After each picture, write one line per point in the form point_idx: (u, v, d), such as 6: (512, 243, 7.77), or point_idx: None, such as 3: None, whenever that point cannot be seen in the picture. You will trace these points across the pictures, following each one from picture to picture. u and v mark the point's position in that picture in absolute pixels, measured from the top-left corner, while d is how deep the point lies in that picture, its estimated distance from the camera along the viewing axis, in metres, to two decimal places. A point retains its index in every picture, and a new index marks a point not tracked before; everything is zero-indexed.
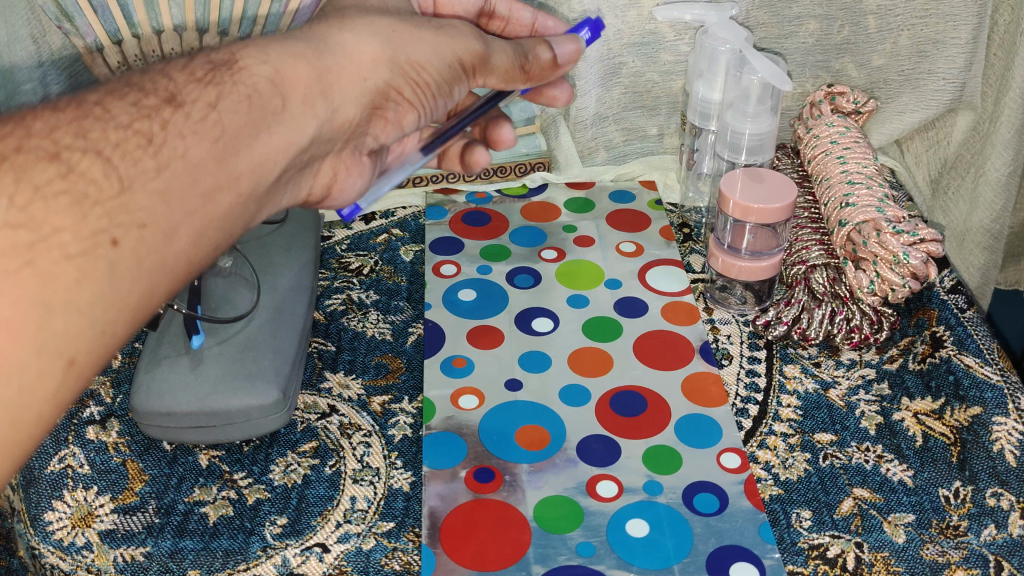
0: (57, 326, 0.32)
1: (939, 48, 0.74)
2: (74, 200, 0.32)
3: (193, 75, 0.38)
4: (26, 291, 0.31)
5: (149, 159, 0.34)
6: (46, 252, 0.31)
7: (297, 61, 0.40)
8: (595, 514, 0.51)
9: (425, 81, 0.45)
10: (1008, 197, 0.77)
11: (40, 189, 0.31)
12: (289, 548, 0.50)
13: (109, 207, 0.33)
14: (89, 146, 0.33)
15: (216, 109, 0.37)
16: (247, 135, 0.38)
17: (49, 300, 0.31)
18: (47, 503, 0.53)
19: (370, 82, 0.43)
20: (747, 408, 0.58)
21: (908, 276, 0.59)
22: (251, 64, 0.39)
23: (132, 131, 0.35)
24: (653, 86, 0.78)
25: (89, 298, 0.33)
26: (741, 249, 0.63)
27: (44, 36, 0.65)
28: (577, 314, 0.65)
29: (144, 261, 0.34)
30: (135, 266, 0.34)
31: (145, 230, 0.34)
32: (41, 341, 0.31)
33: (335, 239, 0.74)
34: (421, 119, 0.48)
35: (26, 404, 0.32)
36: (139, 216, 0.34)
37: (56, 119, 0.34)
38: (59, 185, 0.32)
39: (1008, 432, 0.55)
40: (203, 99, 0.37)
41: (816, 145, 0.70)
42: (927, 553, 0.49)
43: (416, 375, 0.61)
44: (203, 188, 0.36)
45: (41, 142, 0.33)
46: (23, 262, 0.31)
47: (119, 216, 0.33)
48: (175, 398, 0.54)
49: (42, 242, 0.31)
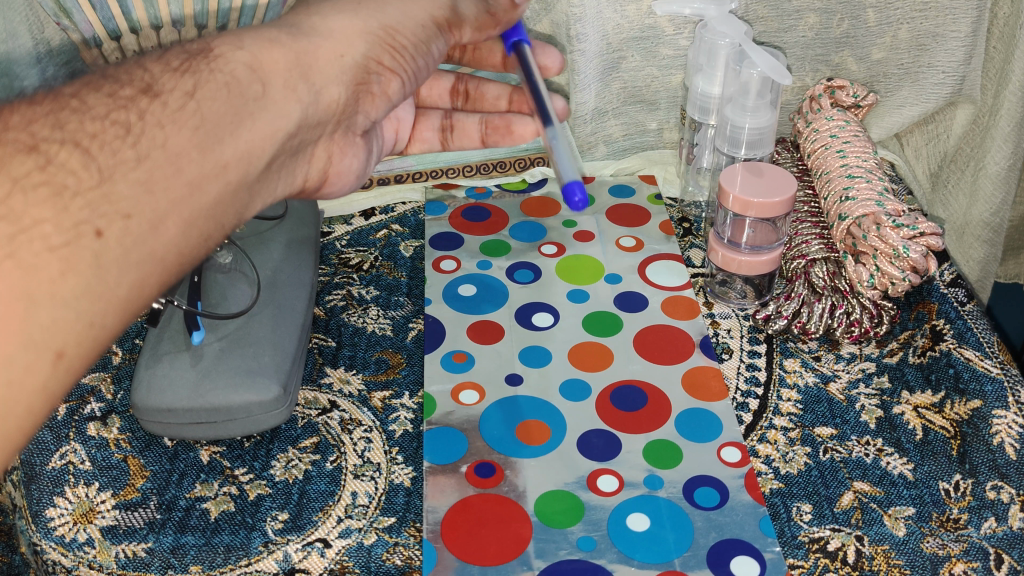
0: (43, 318, 0.31)
1: (939, 42, 0.74)
2: (55, 191, 0.31)
3: (169, 63, 0.38)
4: (11, 283, 0.30)
5: (129, 149, 0.34)
6: (28, 244, 0.30)
7: (272, 45, 0.40)
8: (595, 508, 0.51)
9: (401, 44, 0.44)
10: (1008, 190, 0.76)
11: (19, 180, 0.31)
12: (290, 543, 0.50)
13: (90, 197, 0.32)
14: (68, 137, 0.33)
15: (193, 97, 0.36)
16: (229, 122, 0.37)
17: (34, 291, 0.30)
18: (47, 500, 0.53)
19: (348, 58, 0.42)
20: (747, 402, 0.59)
21: (908, 270, 0.59)
22: (226, 51, 0.39)
23: (110, 121, 0.34)
24: (652, 81, 0.79)
25: (75, 289, 0.32)
26: (741, 244, 0.63)
27: (42, 30, 0.64)
28: (578, 308, 0.65)
29: (131, 252, 0.33)
30: (121, 259, 0.33)
31: (130, 221, 0.33)
32: (28, 333, 0.30)
33: (335, 235, 0.74)
34: (405, 85, 0.46)
35: (14, 400, 0.30)
36: (123, 206, 0.33)
37: (32, 112, 0.33)
38: (38, 177, 0.31)
39: (1008, 426, 0.55)
40: (180, 88, 0.36)
41: (816, 138, 0.70)
42: (927, 546, 0.49)
43: (416, 370, 0.61)
44: (189, 177, 0.35)
45: (19, 135, 0.32)
46: (5, 254, 0.30)
47: (102, 206, 0.32)
48: (175, 394, 0.54)
49: (24, 234, 0.30)
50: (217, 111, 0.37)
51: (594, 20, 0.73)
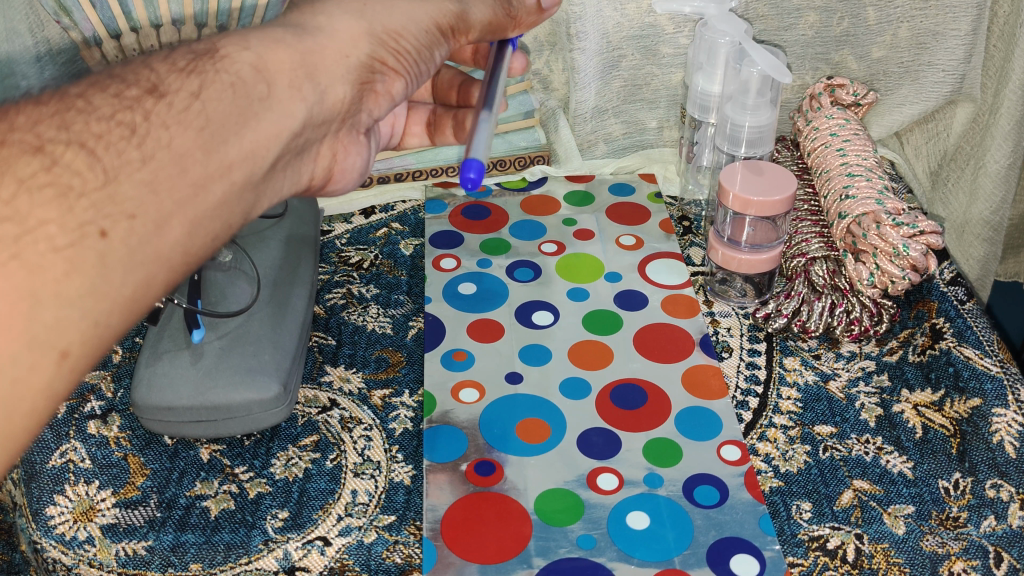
0: (47, 318, 0.29)
1: (939, 40, 0.74)
2: (60, 192, 0.30)
3: (175, 65, 0.36)
4: (12, 283, 0.28)
5: (133, 150, 0.32)
6: (33, 245, 0.29)
7: (277, 46, 0.38)
8: (595, 506, 0.51)
9: (405, 49, 0.43)
10: (1009, 188, 0.76)
11: (24, 182, 0.29)
12: (290, 541, 0.50)
13: (95, 199, 0.31)
14: (74, 138, 0.31)
15: (199, 97, 0.35)
16: (234, 123, 0.35)
17: (38, 291, 0.29)
18: (48, 498, 0.53)
19: (353, 59, 0.41)
20: (747, 400, 0.59)
21: (908, 268, 0.59)
22: (231, 51, 0.37)
23: (115, 122, 0.32)
24: (652, 79, 0.79)
25: (79, 291, 0.30)
26: (741, 241, 0.63)
27: (42, 29, 0.66)
28: (578, 306, 0.65)
29: (136, 253, 0.32)
30: (125, 260, 0.31)
31: (135, 221, 0.32)
32: (30, 333, 0.29)
33: (335, 233, 0.74)
34: (410, 86, 0.46)
35: (16, 400, 0.29)
36: (127, 207, 0.31)
37: (38, 112, 0.32)
38: (43, 178, 0.30)
39: (1008, 424, 0.55)
40: (185, 89, 0.35)
41: (817, 137, 0.70)
42: (927, 544, 0.49)
43: (416, 369, 0.61)
44: (194, 178, 0.33)
45: (24, 135, 0.31)
46: (10, 255, 0.28)
47: (107, 208, 0.31)
48: (175, 392, 0.54)
49: (27, 235, 0.29)
50: (223, 113, 0.35)
51: (594, 19, 0.73)
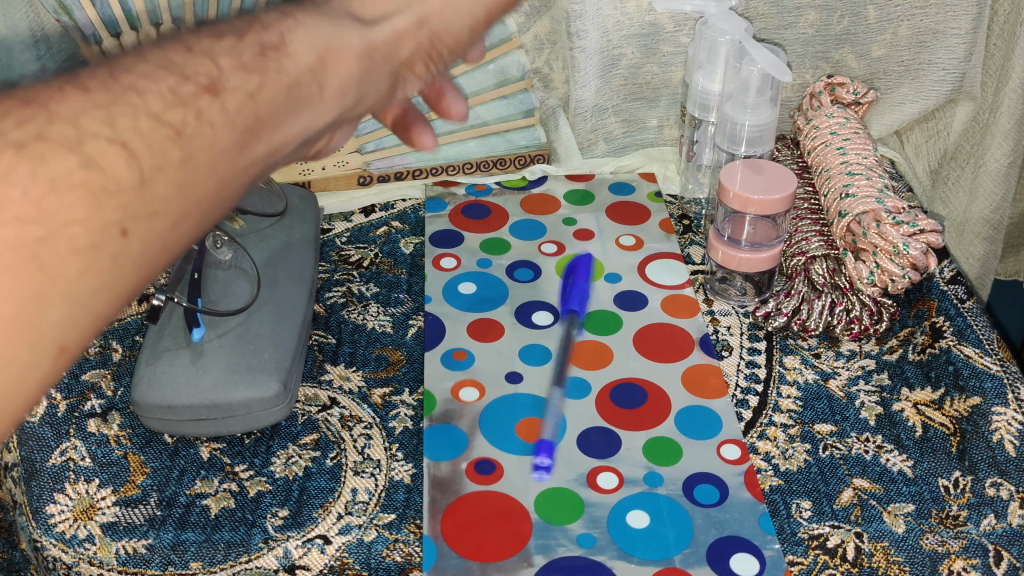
0: (53, 318, 0.24)
1: (939, 39, 0.74)
2: (93, 193, 0.24)
3: (238, 56, 0.27)
4: (20, 285, 0.23)
5: (176, 150, 0.25)
6: (52, 247, 0.23)
7: None
8: (595, 505, 0.51)
9: None
10: (1008, 187, 0.77)
11: (57, 180, 0.23)
12: (290, 539, 0.50)
13: (126, 200, 0.25)
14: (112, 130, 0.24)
15: (255, 97, 0.27)
16: (273, 120, 0.27)
17: (49, 291, 0.24)
18: (48, 496, 0.53)
19: None
20: (747, 399, 0.59)
21: (908, 267, 0.59)
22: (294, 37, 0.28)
23: (162, 119, 0.25)
24: (652, 78, 0.79)
25: (91, 289, 0.25)
26: (741, 240, 0.63)
27: (42, 27, 0.65)
28: (577, 305, 0.65)
29: (154, 252, 0.26)
30: (141, 260, 0.26)
31: (157, 219, 0.26)
32: (32, 335, 0.24)
33: (335, 231, 0.74)
34: None
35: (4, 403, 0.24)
36: (155, 206, 0.25)
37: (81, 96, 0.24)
38: (78, 176, 0.24)
39: (1008, 422, 0.55)
40: (241, 81, 0.27)
41: (816, 136, 0.70)
42: (927, 542, 0.49)
43: (416, 367, 0.61)
44: (221, 176, 0.27)
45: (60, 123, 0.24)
46: (29, 259, 0.23)
47: (136, 208, 0.25)
48: (175, 391, 0.54)
49: (49, 238, 0.23)
50: (270, 114, 0.27)
51: (594, 17, 0.73)
